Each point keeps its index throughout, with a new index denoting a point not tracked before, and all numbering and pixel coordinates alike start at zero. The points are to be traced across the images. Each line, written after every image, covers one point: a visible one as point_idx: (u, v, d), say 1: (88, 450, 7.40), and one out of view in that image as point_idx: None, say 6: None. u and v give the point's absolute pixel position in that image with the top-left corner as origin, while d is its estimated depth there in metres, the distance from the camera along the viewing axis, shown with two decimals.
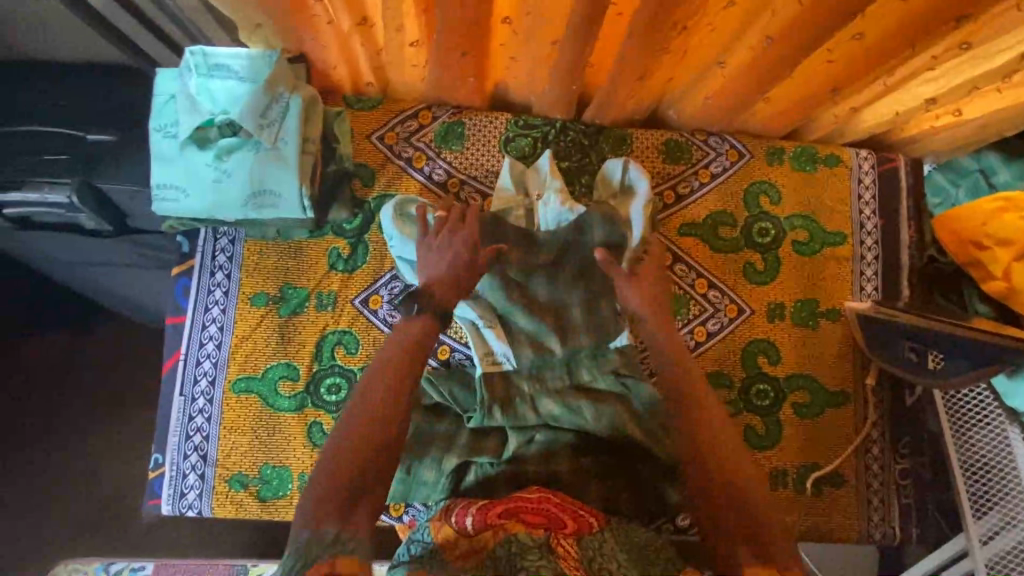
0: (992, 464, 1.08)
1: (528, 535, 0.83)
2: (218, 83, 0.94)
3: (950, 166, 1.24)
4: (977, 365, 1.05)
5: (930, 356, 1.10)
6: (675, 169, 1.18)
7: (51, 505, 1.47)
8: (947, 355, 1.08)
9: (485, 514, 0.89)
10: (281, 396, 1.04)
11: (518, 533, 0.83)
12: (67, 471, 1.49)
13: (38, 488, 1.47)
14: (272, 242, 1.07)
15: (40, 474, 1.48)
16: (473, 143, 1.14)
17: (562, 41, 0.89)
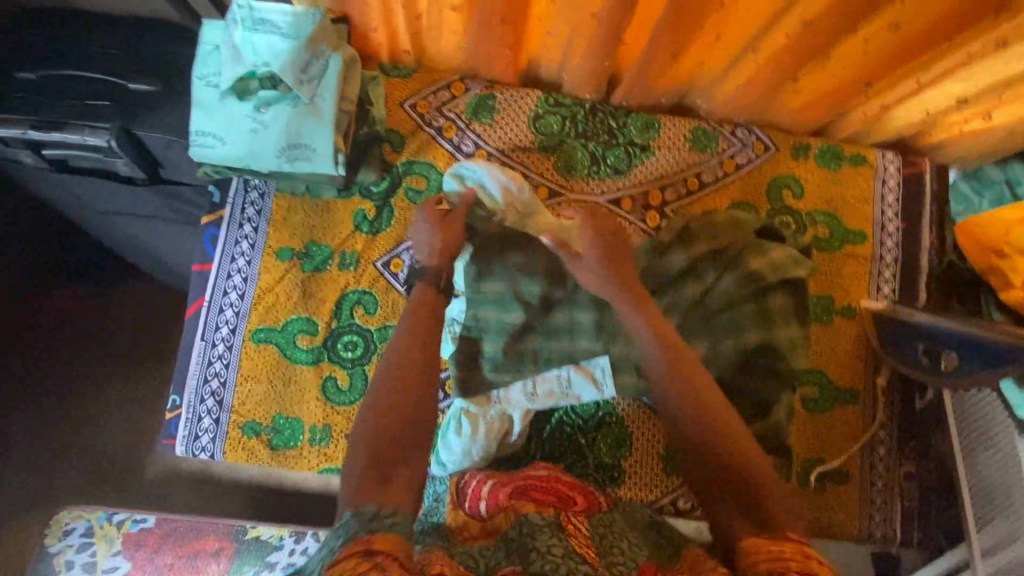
0: (1001, 478, 1.04)
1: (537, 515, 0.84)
2: (261, 37, 0.96)
3: (976, 175, 1.23)
4: (991, 364, 0.98)
5: (947, 356, 1.06)
6: (701, 157, 1.19)
7: (68, 449, 1.51)
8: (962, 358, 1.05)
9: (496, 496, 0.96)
10: (299, 349, 1.07)
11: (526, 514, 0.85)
12: (76, 421, 1.51)
13: (49, 434, 1.50)
14: (301, 200, 1.10)
15: (51, 420, 1.50)
16: (504, 117, 1.16)
17: (600, 13, 0.90)
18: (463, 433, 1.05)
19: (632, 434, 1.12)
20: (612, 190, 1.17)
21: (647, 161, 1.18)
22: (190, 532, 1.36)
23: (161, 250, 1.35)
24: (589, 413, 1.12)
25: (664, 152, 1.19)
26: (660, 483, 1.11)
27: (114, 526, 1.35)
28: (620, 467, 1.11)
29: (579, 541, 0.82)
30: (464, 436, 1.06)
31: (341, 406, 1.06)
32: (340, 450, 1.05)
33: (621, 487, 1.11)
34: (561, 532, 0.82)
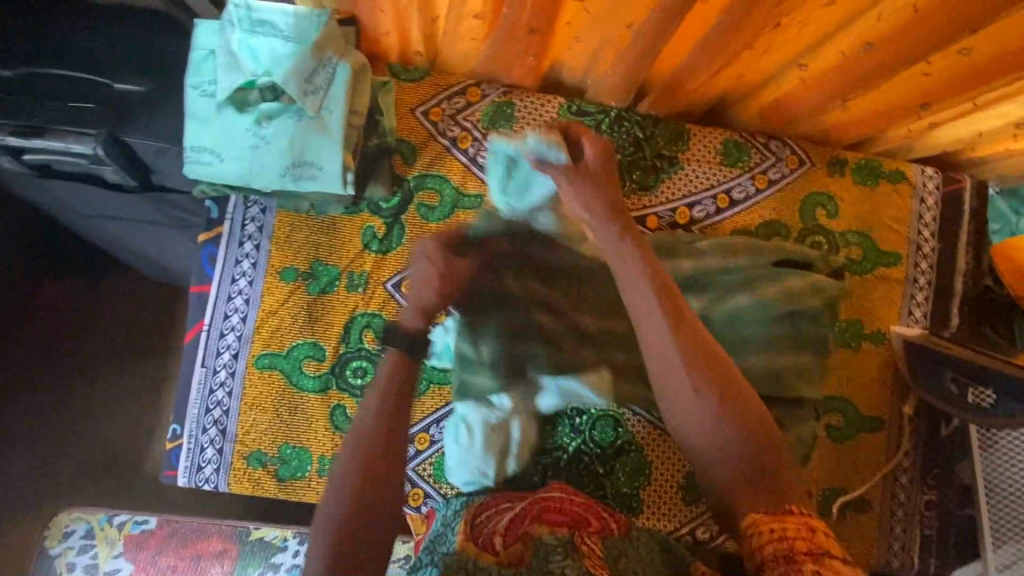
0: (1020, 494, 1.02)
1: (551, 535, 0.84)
2: (260, 40, 0.87)
3: (1016, 193, 1.15)
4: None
5: (975, 391, 1.04)
6: (732, 172, 1.12)
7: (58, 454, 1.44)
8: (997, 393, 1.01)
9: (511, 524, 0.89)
10: (305, 376, 1.01)
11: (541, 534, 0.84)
12: (67, 426, 1.45)
13: (37, 439, 1.43)
14: (306, 216, 1.03)
15: (38, 426, 1.43)
16: (523, 127, 1.08)
17: (640, 26, 0.82)
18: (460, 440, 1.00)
19: (651, 462, 1.09)
20: (637, 207, 1.10)
21: (675, 175, 1.11)
22: (190, 535, 1.31)
23: (152, 250, 1.26)
24: (608, 441, 1.08)
25: (693, 166, 1.11)
26: (678, 512, 1.08)
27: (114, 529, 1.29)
28: (638, 497, 1.08)
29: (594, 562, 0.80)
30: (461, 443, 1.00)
31: None
32: None
33: (639, 516, 1.08)
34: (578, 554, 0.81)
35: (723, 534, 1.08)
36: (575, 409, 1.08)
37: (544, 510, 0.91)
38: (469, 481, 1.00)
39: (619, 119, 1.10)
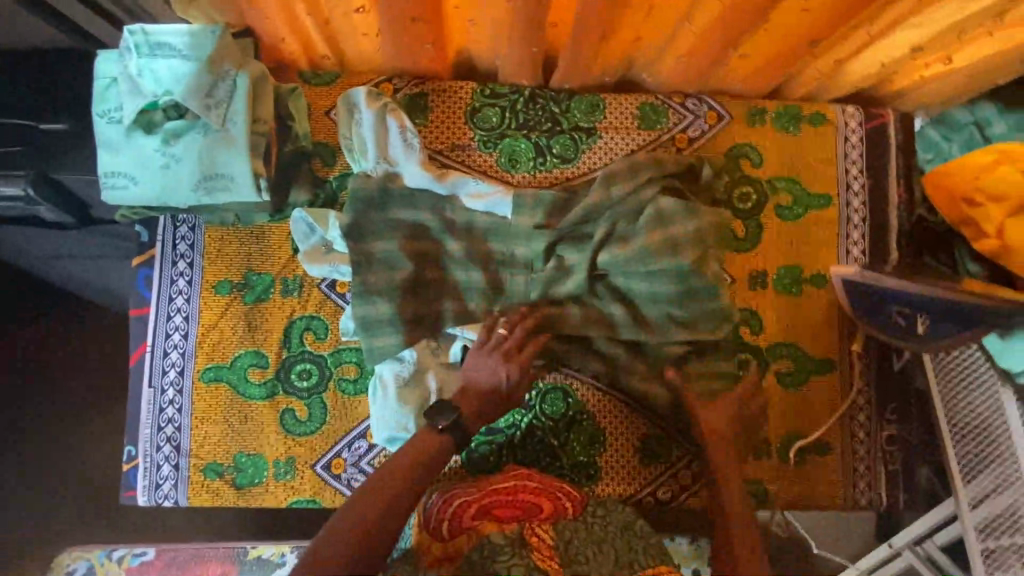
0: (984, 425, 1.08)
1: (500, 533, 0.88)
2: (160, 62, 0.90)
3: (943, 120, 1.21)
4: (963, 326, 1.04)
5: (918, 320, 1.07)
6: (652, 134, 1.13)
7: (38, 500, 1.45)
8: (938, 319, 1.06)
9: (460, 513, 0.94)
10: (252, 384, 1.03)
11: (490, 534, 0.88)
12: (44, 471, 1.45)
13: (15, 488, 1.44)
14: (233, 229, 1.05)
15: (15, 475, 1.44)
16: (438, 115, 1.09)
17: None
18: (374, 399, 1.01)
19: (604, 430, 1.10)
20: (561, 180, 1.11)
21: (594, 145, 1.12)
22: (189, 559, 1.34)
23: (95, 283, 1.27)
24: (559, 414, 1.09)
25: (612, 133, 1.12)
26: (636, 476, 1.09)
27: (114, 562, 1.33)
28: (595, 465, 1.09)
29: (545, 554, 0.86)
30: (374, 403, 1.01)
31: (302, 437, 1.03)
32: (307, 481, 1.03)
33: (599, 484, 1.09)
34: (525, 547, 0.87)
35: (684, 491, 1.09)
36: None
37: (492, 503, 0.96)
38: (391, 437, 1.01)
39: (533, 96, 1.11)
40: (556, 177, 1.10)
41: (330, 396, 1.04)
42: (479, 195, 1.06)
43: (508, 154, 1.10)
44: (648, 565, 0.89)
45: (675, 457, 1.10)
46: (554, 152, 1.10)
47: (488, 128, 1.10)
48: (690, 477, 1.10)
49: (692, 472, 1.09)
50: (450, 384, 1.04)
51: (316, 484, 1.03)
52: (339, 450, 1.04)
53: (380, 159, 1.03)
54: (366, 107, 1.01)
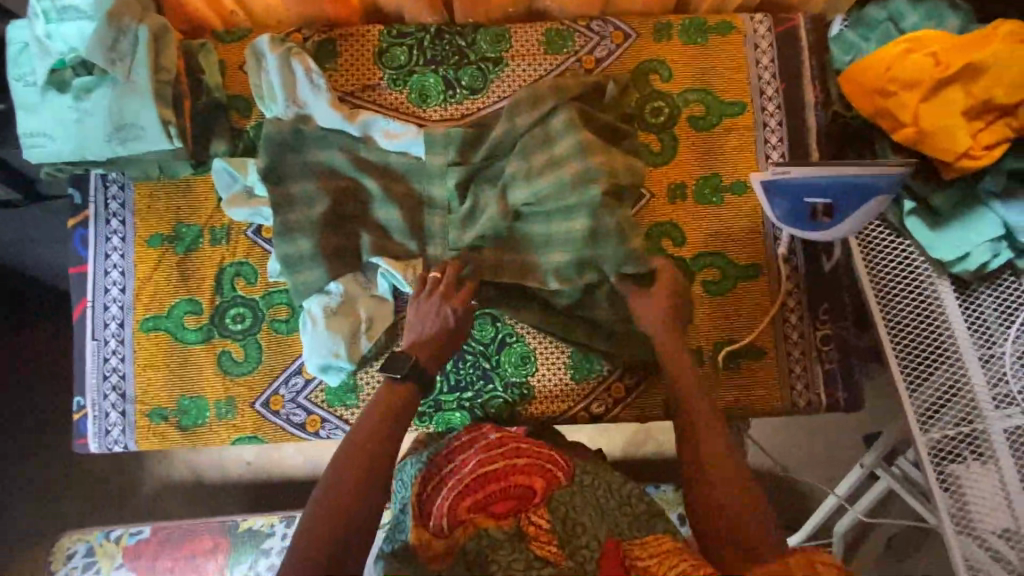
0: (926, 320, 1.14)
1: (498, 528, 0.90)
2: (68, 26, 0.94)
3: (860, 21, 1.17)
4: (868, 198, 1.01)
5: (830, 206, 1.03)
6: (559, 59, 1.14)
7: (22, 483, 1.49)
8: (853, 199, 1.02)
9: (455, 507, 0.90)
10: (188, 330, 1.08)
11: (488, 529, 0.90)
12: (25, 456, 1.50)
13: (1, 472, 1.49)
14: (160, 184, 1.10)
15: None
16: (346, 59, 1.13)
17: None
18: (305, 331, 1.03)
19: (534, 351, 1.11)
20: (472, 111, 1.13)
21: (503, 74, 1.14)
22: (183, 536, 1.27)
23: (51, 265, 1.31)
24: (490, 338, 1.11)
25: (519, 61, 1.14)
26: (570, 394, 1.11)
27: (113, 542, 1.26)
28: (528, 386, 1.10)
29: (543, 540, 0.90)
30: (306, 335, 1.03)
31: (239, 377, 1.07)
32: (247, 420, 1.06)
33: (533, 406, 1.11)
34: (524, 539, 0.90)
35: (618, 405, 1.10)
36: None
37: (488, 496, 0.92)
38: (323, 365, 1.03)
39: (440, 32, 1.14)
40: (467, 108, 1.13)
41: (263, 337, 1.08)
42: (392, 134, 1.09)
43: (418, 91, 1.13)
44: (638, 536, 0.92)
45: (608, 372, 1.12)
46: (464, 85, 1.13)
47: (397, 68, 1.13)
48: (623, 391, 1.11)
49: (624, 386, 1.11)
50: (380, 313, 1.07)
51: (256, 422, 1.06)
52: (276, 388, 1.07)
53: (290, 103, 1.07)
54: (270, 52, 1.05)
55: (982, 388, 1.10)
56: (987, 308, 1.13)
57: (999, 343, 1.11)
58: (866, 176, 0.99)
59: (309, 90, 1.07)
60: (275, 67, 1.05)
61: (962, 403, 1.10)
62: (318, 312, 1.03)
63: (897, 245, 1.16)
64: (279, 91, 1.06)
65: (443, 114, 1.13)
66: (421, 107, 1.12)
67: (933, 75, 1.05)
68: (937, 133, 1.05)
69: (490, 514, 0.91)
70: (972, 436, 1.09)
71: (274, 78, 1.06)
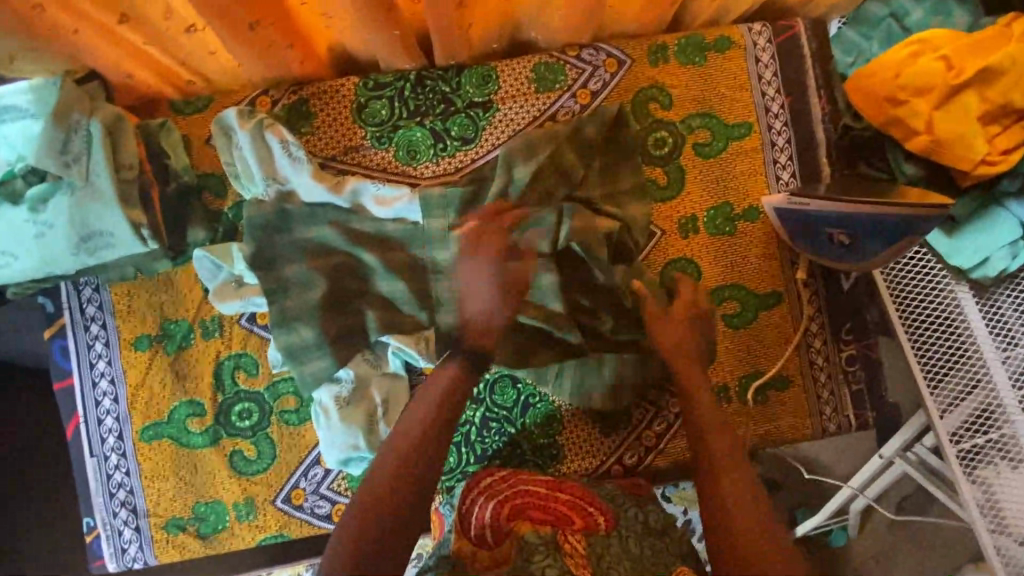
0: (945, 327, 1.12)
1: (535, 532, 0.85)
2: (10, 126, 0.86)
3: (860, 18, 1.14)
4: (890, 241, 0.97)
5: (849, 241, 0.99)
6: (551, 96, 1.06)
7: None
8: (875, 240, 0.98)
9: (496, 516, 0.89)
10: (193, 434, 1.01)
11: (525, 533, 0.86)
12: None
13: None
14: (137, 281, 1.01)
15: None
16: (323, 121, 1.03)
17: None
18: (319, 425, 0.98)
19: (559, 409, 1.08)
20: (466, 163, 1.05)
21: (494, 119, 1.05)
22: None
23: None
24: (511, 400, 1.07)
25: (510, 103, 1.06)
26: (601, 448, 1.08)
27: None
28: (557, 445, 1.07)
29: (579, 563, 0.84)
30: (321, 429, 0.98)
31: (255, 475, 1.02)
32: (270, 518, 1.02)
33: (564, 463, 1.08)
34: (560, 551, 0.83)
35: (650, 453, 1.08)
36: None
37: (529, 505, 0.90)
38: (343, 460, 0.98)
39: (420, 78, 1.05)
40: (459, 161, 1.05)
41: (275, 430, 1.02)
42: (386, 201, 1.02)
43: (406, 148, 1.04)
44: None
45: (637, 420, 1.09)
46: (454, 136, 1.05)
47: (379, 125, 1.04)
48: (653, 438, 1.09)
49: (654, 433, 1.08)
50: (395, 393, 1.01)
51: (279, 519, 1.02)
52: (296, 481, 1.03)
53: (270, 182, 0.98)
54: (240, 129, 0.95)
55: (1006, 390, 1.09)
56: (1007, 309, 1.11)
57: (1021, 343, 1.09)
58: (888, 219, 0.95)
59: (290, 166, 0.98)
60: (249, 146, 0.96)
61: (987, 406, 1.09)
62: (328, 403, 0.98)
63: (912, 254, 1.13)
64: (257, 171, 0.97)
65: (435, 171, 1.05)
66: (411, 166, 1.04)
67: (946, 81, 1.00)
68: (951, 142, 1.01)
69: (529, 518, 0.89)
70: (1001, 440, 1.09)
71: (250, 158, 0.97)
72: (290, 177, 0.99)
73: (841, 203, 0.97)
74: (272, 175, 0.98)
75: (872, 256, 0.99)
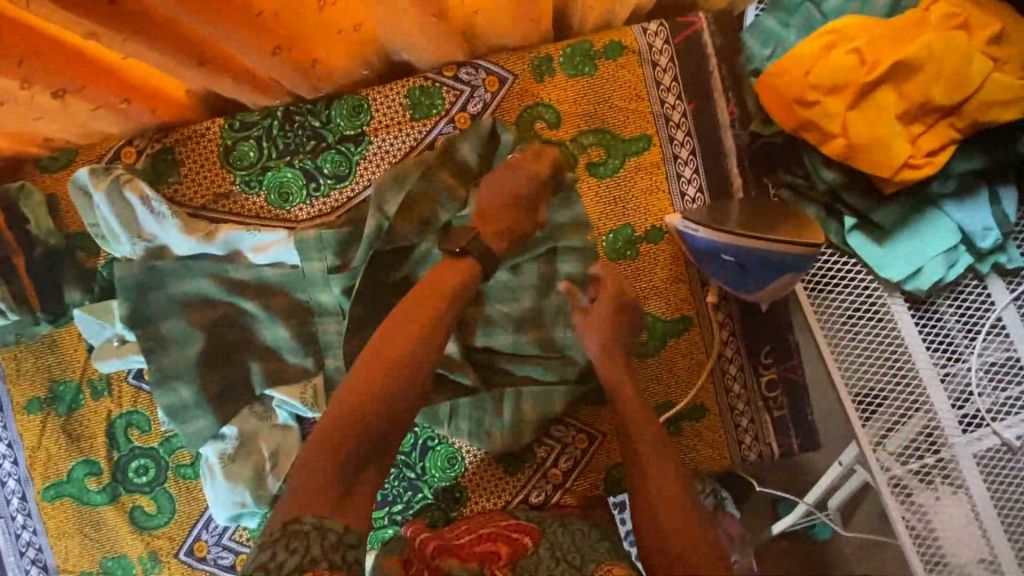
0: (879, 343, 1.02)
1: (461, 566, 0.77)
2: None
3: (777, 3, 0.99)
4: (779, 274, 0.89)
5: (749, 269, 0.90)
6: (428, 123, 0.99)
7: None
8: (768, 273, 0.90)
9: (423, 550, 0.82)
10: (92, 492, 1.02)
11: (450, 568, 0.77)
12: None
13: None
14: (22, 345, 1.01)
15: None
16: (189, 168, 0.99)
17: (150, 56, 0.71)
18: (207, 483, 0.96)
19: (461, 450, 1.04)
20: (343, 201, 1.00)
21: (368, 153, 0.99)
22: None
23: None
24: (410, 445, 1.04)
25: (384, 134, 0.99)
26: (506, 487, 1.04)
27: None
28: (460, 487, 1.04)
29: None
30: (208, 486, 0.96)
31: (157, 530, 1.02)
32: (175, 571, 1.02)
33: (469, 505, 1.05)
34: None
35: (557, 491, 1.03)
36: None
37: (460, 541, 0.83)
38: (235, 515, 0.97)
39: (288, 114, 0.99)
40: (335, 200, 0.99)
41: (172, 485, 1.02)
42: (261, 247, 0.96)
43: (278, 191, 0.99)
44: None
45: (542, 458, 1.04)
46: (327, 174, 0.99)
47: (249, 168, 0.99)
48: (561, 475, 1.04)
49: (560, 471, 1.03)
50: (285, 445, 0.99)
51: (183, 572, 1.02)
52: (198, 533, 1.02)
53: (135, 239, 0.95)
54: (94, 189, 0.92)
55: (947, 411, 0.99)
56: (949, 322, 1.01)
57: (963, 358, 0.99)
58: (777, 254, 0.87)
59: (153, 221, 0.94)
60: (105, 204, 0.92)
61: (925, 427, 0.99)
62: (212, 460, 0.96)
63: (841, 267, 1.03)
64: (118, 229, 0.94)
65: (312, 211, 0.99)
66: (285, 209, 0.99)
67: (860, 79, 0.89)
68: (869, 146, 0.90)
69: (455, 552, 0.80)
70: (939, 465, 0.99)
71: (108, 216, 0.93)
72: (155, 232, 0.95)
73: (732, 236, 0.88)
74: (134, 231, 0.95)
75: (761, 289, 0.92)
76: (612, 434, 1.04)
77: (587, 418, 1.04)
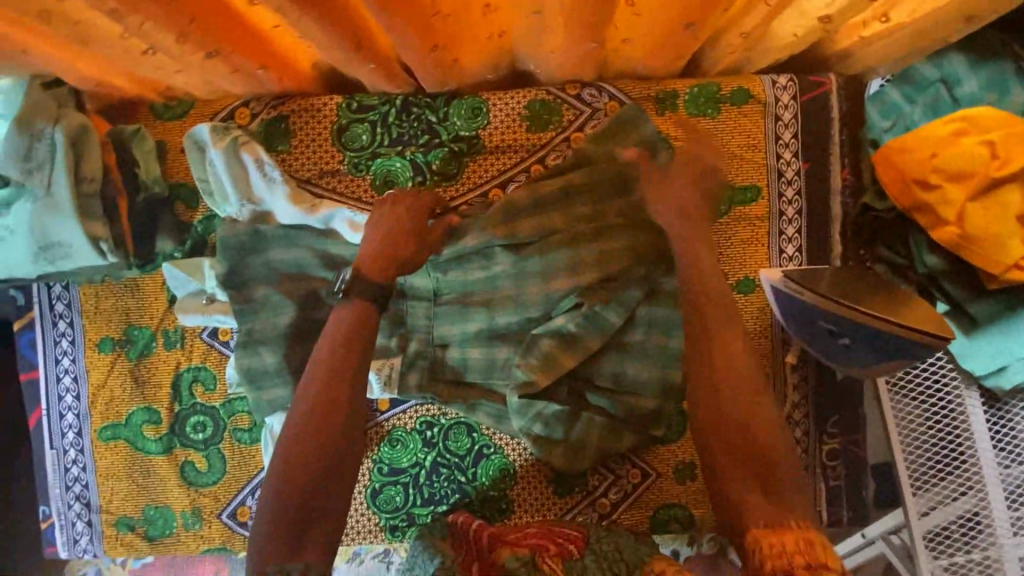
0: (945, 430, 1.00)
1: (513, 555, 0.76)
2: None
3: (906, 78, 0.99)
4: (881, 352, 0.88)
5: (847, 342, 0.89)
6: (543, 137, 1.00)
7: None
8: (872, 348, 0.88)
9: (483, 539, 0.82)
10: (148, 440, 1.02)
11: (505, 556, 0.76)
12: None
13: None
14: (106, 285, 1.02)
15: None
16: (301, 141, 0.99)
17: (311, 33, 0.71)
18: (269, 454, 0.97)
19: (513, 462, 1.05)
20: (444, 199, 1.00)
21: (479, 156, 1.00)
22: None
23: None
24: (464, 448, 1.05)
25: (498, 140, 0.99)
26: (552, 506, 1.05)
27: None
28: (507, 499, 1.04)
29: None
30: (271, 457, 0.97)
31: (204, 487, 1.03)
32: (215, 530, 1.03)
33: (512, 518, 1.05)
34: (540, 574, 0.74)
35: (602, 520, 1.04)
36: (423, 423, 1.06)
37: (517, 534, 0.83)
38: None
39: (407, 103, 0.98)
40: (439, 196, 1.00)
41: (226, 447, 1.02)
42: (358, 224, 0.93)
43: (384, 177, 0.99)
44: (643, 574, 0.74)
45: (593, 486, 1.05)
46: (436, 170, 0.99)
47: (361, 149, 0.99)
48: (608, 505, 1.04)
49: (609, 501, 1.04)
50: None
51: (224, 533, 1.03)
52: (243, 498, 1.03)
53: (244, 202, 0.95)
54: (212, 146, 0.92)
55: (1002, 510, 0.97)
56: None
57: None
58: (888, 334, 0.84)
59: (263, 185, 0.94)
60: (222, 164, 0.93)
61: (974, 520, 0.98)
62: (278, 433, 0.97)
63: None
64: (229, 189, 0.94)
65: None
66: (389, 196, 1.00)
67: (988, 171, 0.88)
68: (982, 238, 0.89)
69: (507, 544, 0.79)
70: (982, 563, 0.98)
71: (222, 174, 0.93)
72: (263, 196, 0.95)
73: (819, 298, 0.87)
74: (246, 193, 0.95)
75: (862, 362, 0.91)
76: (665, 474, 1.04)
77: (645, 455, 1.04)
